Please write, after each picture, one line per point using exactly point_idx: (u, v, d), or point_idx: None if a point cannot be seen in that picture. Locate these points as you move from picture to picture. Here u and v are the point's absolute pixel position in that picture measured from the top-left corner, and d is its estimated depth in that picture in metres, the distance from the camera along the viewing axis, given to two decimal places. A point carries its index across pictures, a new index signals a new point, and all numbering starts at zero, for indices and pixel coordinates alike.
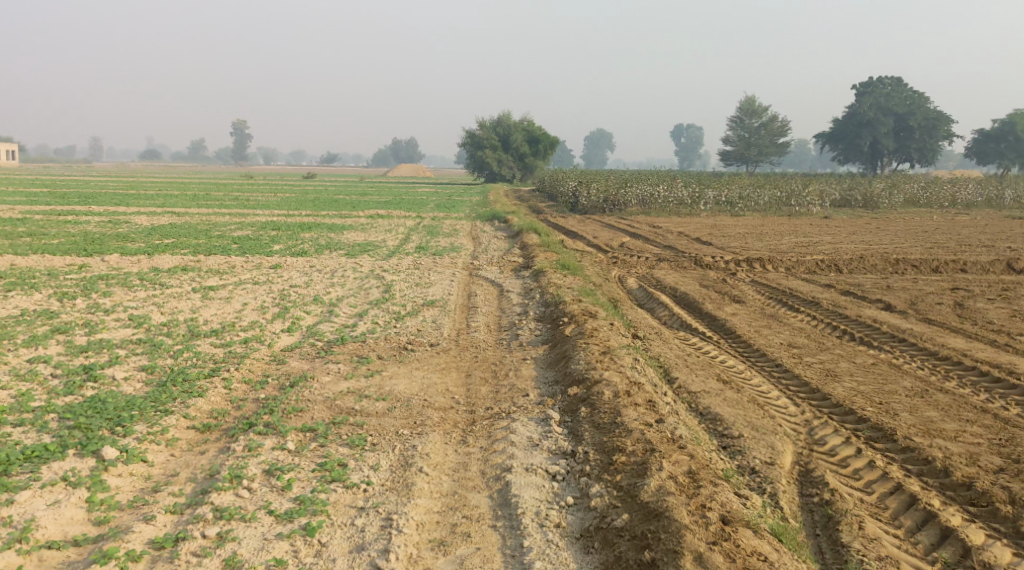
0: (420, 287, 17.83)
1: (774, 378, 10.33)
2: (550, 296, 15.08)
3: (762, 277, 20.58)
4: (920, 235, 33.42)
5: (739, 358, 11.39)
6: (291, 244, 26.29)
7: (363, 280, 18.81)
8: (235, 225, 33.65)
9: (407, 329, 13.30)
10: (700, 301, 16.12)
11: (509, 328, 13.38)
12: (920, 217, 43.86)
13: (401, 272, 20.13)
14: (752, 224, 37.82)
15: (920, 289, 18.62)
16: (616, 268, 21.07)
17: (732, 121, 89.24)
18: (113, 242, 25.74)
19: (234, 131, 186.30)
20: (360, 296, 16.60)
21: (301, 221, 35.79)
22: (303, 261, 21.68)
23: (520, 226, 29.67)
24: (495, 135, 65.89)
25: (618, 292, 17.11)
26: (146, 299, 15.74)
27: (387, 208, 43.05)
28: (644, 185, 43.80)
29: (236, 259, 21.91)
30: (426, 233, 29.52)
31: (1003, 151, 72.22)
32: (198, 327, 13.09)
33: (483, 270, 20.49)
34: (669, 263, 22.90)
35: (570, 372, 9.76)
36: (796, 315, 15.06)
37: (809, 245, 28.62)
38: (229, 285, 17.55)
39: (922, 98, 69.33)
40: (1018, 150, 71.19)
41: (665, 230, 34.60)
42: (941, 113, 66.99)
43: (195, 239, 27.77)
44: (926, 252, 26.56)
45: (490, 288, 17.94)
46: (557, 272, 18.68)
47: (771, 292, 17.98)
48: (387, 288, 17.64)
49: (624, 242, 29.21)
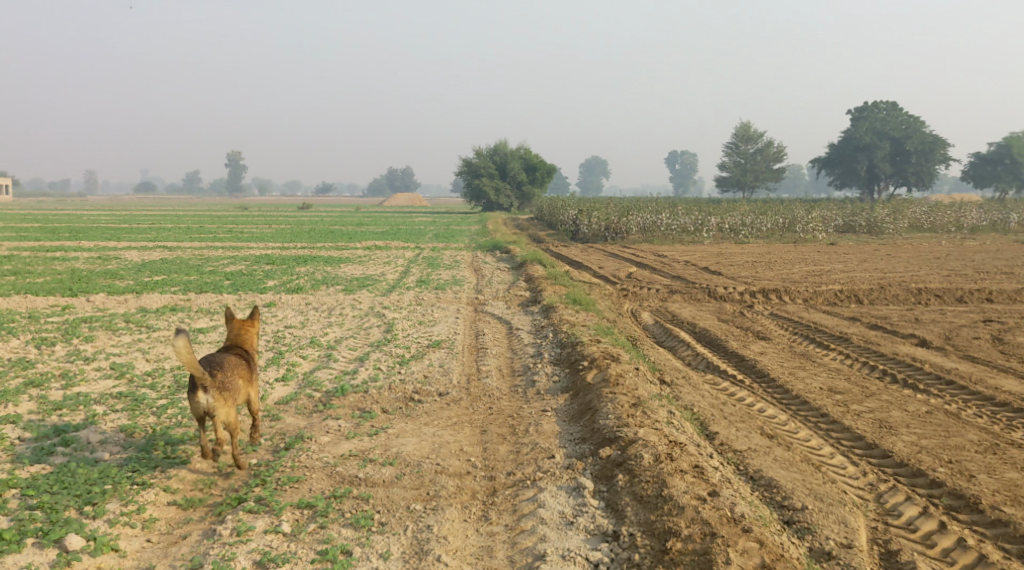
0: (424, 326, 16.84)
1: (822, 431, 9.29)
2: (565, 336, 14.04)
3: (780, 309, 19.59)
4: (932, 262, 32.50)
5: (779, 406, 10.39)
6: (286, 279, 25.32)
7: (362, 319, 17.82)
8: (229, 259, 32.68)
9: (413, 376, 12.26)
10: (723, 338, 15.12)
11: (523, 373, 12.35)
12: (925, 242, 42.95)
13: (402, 309, 19.13)
14: (757, 252, 36.91)
15: (948, 322, 17.63)
16: (628, 302, 20.11)
17: (728, 146, 88.82)
18: (101, 280, 24.75)
19: (229, 162, 186.41)
20: (360, 337, 15.59)
21: (296, 254, 34.88)
22: (299, 298, 20.68)
23: (523, 257, 28.75)
24: (492, 164, 65.21)
25: (635, 329, 16.10)
26: (131, 344, 14.71)
27: (384, 239, 42.16)
28: (645, 213, 42.99)
29: (229, 297, 20.92)
30: (426, 265, 28.57)
31: (1000, 175, 71.52)
32: (185, 378, 12.08)
33: (488, 306, 19.50)
34: (681, 295, 21.96)
35: (599, 428, 8.84)
36: (828, 353, 14.02)
37: (821, 274, 27.68)
38: (221, 327, 16.57)
39: (918, 122, 68.81)
40: (1015, 173, 70.53)
41: (670, 259, 33.73)
42: (937, 137, 66.30)
43: (186, 275, 26.81)
44: (945, 280, 25.60)
45: (498, 326, 16.93)
46: (567, 308, 17.70)
47: (794, 326, 16.99)
48: (389, 327, 16.65)
49: (630, 272, 28.27)
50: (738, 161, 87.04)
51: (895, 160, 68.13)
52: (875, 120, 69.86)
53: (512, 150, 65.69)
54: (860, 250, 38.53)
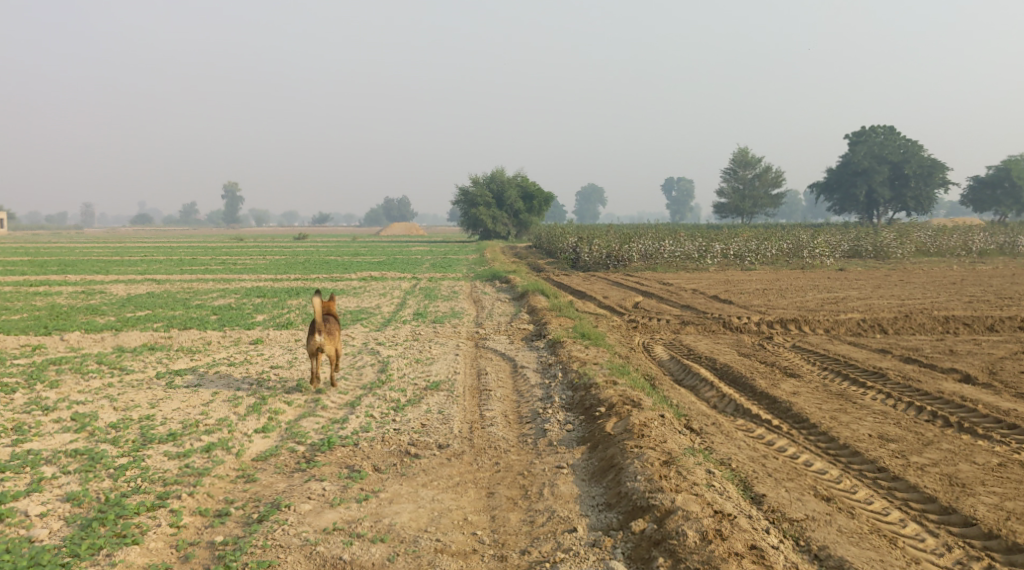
0: (421, 365, 15.53)
1: (883, 491, 8.10)
2: (577, 377, 12.68)
3: (803, 342, 18.30)
4: (948, 288, 31.29)
5: (828, 459, 9.09)
6: (276, 313, 24.06)
7: (356, 357, 16.53)
8: (218, 293, 31.34)
9: (409, 425, 10.92)
10: (749, 376, 13.79)
11: (532, 422, 10.99)
12: (933, 267, 41.67)
13: (398, 345, 17.84)
14: (765, 279, 35.61)
15: (985, 353, 16.32)
16: (639, 335, 18.85)
17: (725, 173, 88.00)
18: (80, 317, 23.42)
19: (225, 194, 185.89)
20: (352, 378, 14.27)
21: (288, 286, 33.66)
22: (288, 335, 19.38)
23: (524, 287, 27.51)
24: (489, 192, 64.21)
25: (651, 367, 14.80)
26: (99, 389, 13.37)
27: (380, 269, 40.92)
28: (647, 239, 41.81)
29: (213, 334, 19.58)
30: (424, 297, 27.29)
31: (999, 199, 70.51)
32: (153, 430, 10.75)
33: (490, 341, 18.21)
34: (694, 326, 20.67)
35: (624, 489, 7.80)
36: (868, 390, 12.72)
37: (837, 302, 26.38)
38: (202, 367, 15.28)
39: (917, 146, 67.91)
40: (1015, 196, 69.45)
41: (676, 287, 32.53)
42: (936, 160, 65.32)
43: (171, 310, 25.49)
44: (968, 307, 24.32)
45: (501, 364, 15.62)
46: (575, 343, 16.41)
47: (823, 361, 15.67)
48: (384, 367, 15.34)
49: (637, 302, 27.04)
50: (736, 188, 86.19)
51: (894, 184, 67.15)
52: (873, 144, 68.92)
53: (509, 178, 64.79)
54: (871, 276, 37.26)
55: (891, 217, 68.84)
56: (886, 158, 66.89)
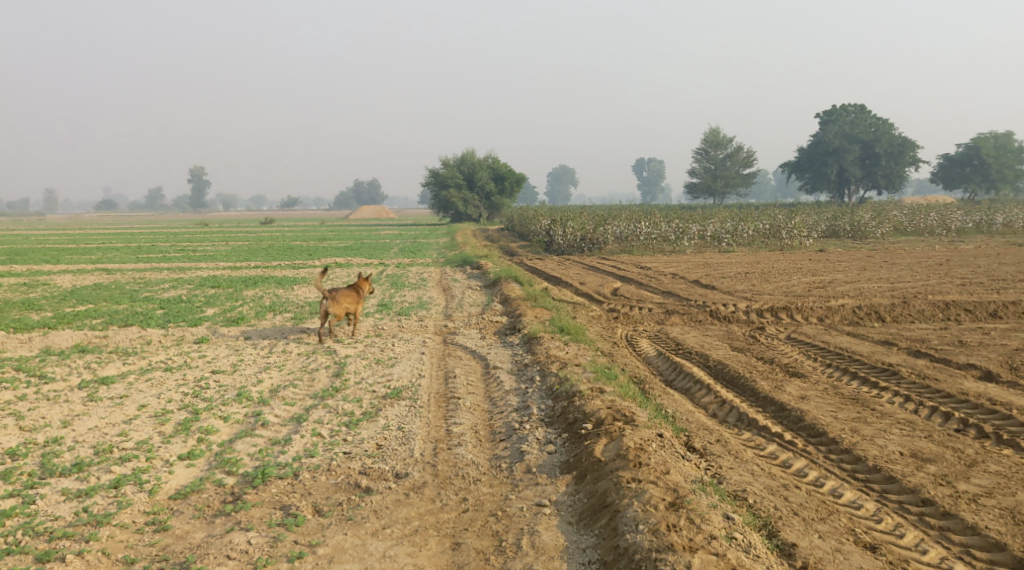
0: (382, 367, 13.87)
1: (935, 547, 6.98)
2: (557, 384, 11.09)
3: (797, 333, 16.86)
4: (935, 269, 30.14)
5: (859, 487, 7.75)
6: (229, 306, 22.26)
7: (309, 359, 14.82)
8: (170, 283, 29.40)
9: (363, 447, 9.31)
10: (748, 376, 12.27)
11: (506, 441, 9.37)
12: (914, 247, 40.49)
13: (357, 343, 16.23)
14: (745, 262, 34.22)
15: (998, 345, 14.94)
16: (622, 328, 17.40)
17: (697, 153, 86.56)
18: (13, 313, 21.49)
19: (191, 178, 182.15)
20: (303, 385, 12.63)
21: (246, 275, 31.77)
22: (237, 332, 17.67)
23: (496, 273, 25.92)
24: (459, 174, 62.50)
25: (638, 367, 13.32)
26: (8, 403, 11.69)
27: (346, 255, 39.10)
28: (621, 221, 40.29)
29: (155, 332, 17.83)
30: (388, 286, 25.59)
31: (969, 176, 69.85)
32: (56, 458, 9.10)
33: (459, 337, 16.55)
34: (678, 316, 19.16)
35: (624, 546, 6.93)
36: (884, 391, 11.34)
37: (824, 287, 24.97)
38: (133, 375, 13.50)
39: (887, 124, 66.94)
40: (985, 174, 68.73)
41: (655, 272, 31.08)
42: (907, 139, 64.45)
43: (115, 304, 23.60)
44: (961, 291, 23.06)
45: (471, 364, 14.00)
46: (553, 339, 14.83)
47: (825, 356, 14.21)
48: (339, 369, 13.66)
49: (616, 289, 25.54)
50: (708, 168, 84.88)
51: (865, 162, 66.15)
52: (844, 122, 67.84)
53: (480, 159, 63.24)
54: (853, 257, 35.99)
55: (863, 196, 67.87)
56: (858, 136, 65.85)
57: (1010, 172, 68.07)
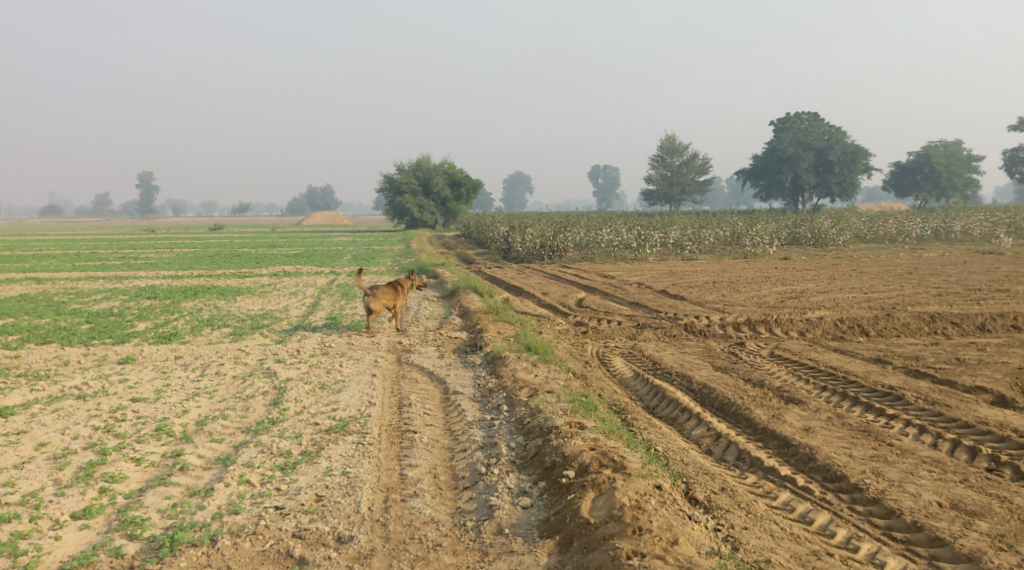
0: (327, 393, 12.26)
1: None
2: (529, 415, 9.68)
3: (781, 350, 15.60)
4: (903, 278, 29.28)
5: (901, 551, 6.94)
6: (162, 321, 20.38)
7: (244, 383, 13.13)
8: (102, 294, 27.29)
9: (298, 500, 7.82)
10: (740, 404, 10.90)
11: (470, 489, 7.97)
12: (875, 255, 39.78)
13: (301, 363, 14.58)
14: (710, 271, 33.16)
15: (999, 364, 13.80)
16: (593, 345, 15.98)
17: (653, 159, 85.77)
18: None
19: (139, 183, 177.58)
20: (234, 416, 11.01)
21: (186, 285, 29.74)
22: (167, 351, 15.89)
23: (454, 283, 24.39)
24: (414, 180, 60.75)
25: (616, 392, 11.89)
26: None
27: (295, 263, 37.16)
28: (581, 228, 39.04)
29: (74, 351, 15.97)
30: (339, 297, 23.90)
31: (920, 184, 69.89)
32: None
33: (415, 356, 14.98)
34: (651, 331, 17.78)
35: None
36: (897, 422, 10.07)
37: (796, 298, 23.86)
38: (38, 405, 11.71)
39: (841, 132, 66.75)
40: (935, 182, 68.86)
41: (619, 281, 29.79)
42: (859, 146, 64.14)
43: (37, 317, 21.53)
44: (937, 303, 22.06)
45: (429, 389, 12.45)
46: (520, 359, 13.33)
47: (818, 378, 12.92)
48: (277, 398, 11.99)
49: (581, 300, 24.15)
50: (664, 174, 84.19)
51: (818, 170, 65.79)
52: (797, 130, 67.56)
53: (436, 164, 61.60)
54: (818, 265, 35.13)
55: (817, 203, 67.62)
56: (811, 144, 65.52)
57: (959, 180, 68.31)
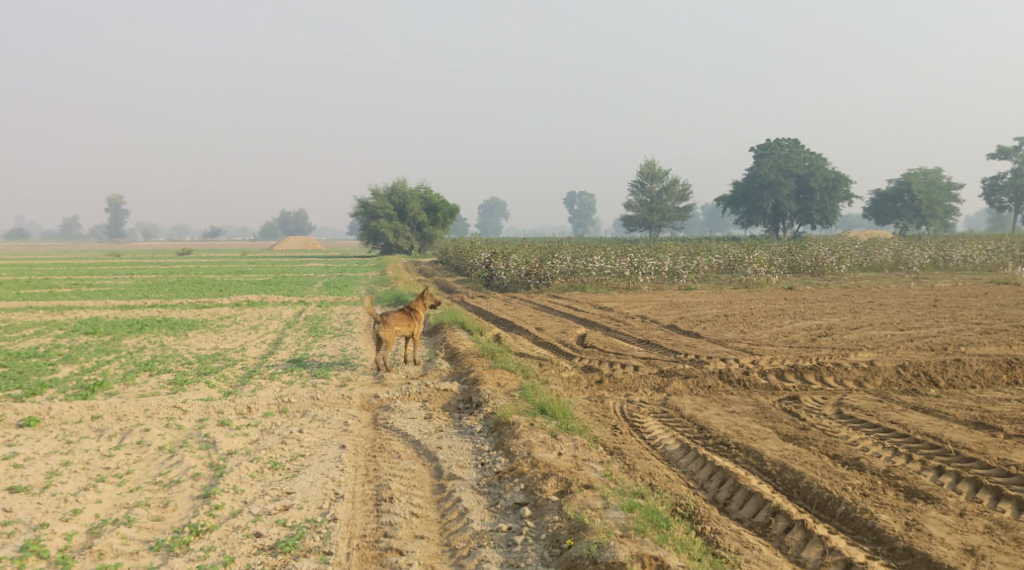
0: (279, 479, 9.04)
1: None
2: (564, 535, 7.32)
3: (847, 407, 12.61)
4: (925, 313, 26.38)
5: None
6: (94, 364, 16.97)
7: (172, 461, 9.91)
8: (33, 329, 23.73)
9: None
10: (850, 501, 7.89)
11: None
12: (882, 286, 36.84)
13: (248, 428, 11.31)
14: (714, 303, 30.13)
15: None
16: (615, 400, 12.94)
17: (632, 186, 83.00)
18: None
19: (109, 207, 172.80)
20: (142, 519, 7.84)
21: (135, 317, 26.26)
22: (81, 408, 12.53)
23: (437, 317, 21.25)
24: (390, 203, 57.56)
25: (669, 475, 8.76)
26: None
27: (261, 291, 33.79)
28: (568, 254, 35.91)
29: None
30: (305, 333, 20.60)
31: (900, 212, 67.43)
32: None
33: (395, 416, 11.80)
34: (679, 380, 14.67)
35: None
36: None
37: (822, 337, 20.83)
38: None
39: (821, 160, 64.68)
40: (915, 210, 66.61)
41: (616, 314, 26.73)
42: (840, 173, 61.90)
43: None
44: (983, 343, 19.10)
45: (415, 470, 9.31)
46: (535, 429, 10.19)
47: (920, 453, 9.92)
48: (209, 487, 8.76)
49: (581, 338, 21.05)
50: (643, 200, 81.55)
51: (799, 197, 63.39)
52: (777, 157, 65.39)
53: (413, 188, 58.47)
54: (826, 297, 32.17)
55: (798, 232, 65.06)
56: (791, 171, 63.18)
57: (941, 208, 66.24)
